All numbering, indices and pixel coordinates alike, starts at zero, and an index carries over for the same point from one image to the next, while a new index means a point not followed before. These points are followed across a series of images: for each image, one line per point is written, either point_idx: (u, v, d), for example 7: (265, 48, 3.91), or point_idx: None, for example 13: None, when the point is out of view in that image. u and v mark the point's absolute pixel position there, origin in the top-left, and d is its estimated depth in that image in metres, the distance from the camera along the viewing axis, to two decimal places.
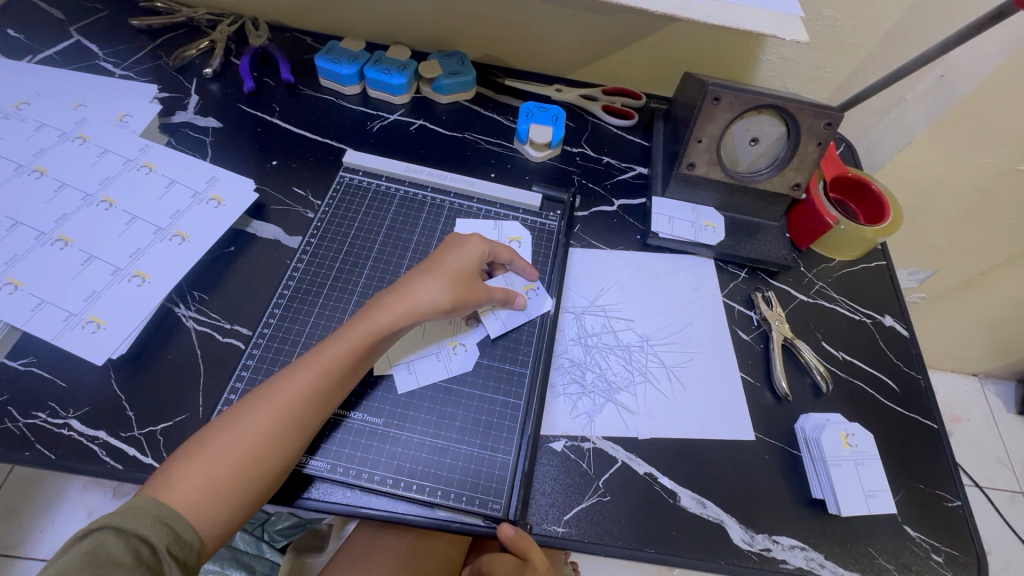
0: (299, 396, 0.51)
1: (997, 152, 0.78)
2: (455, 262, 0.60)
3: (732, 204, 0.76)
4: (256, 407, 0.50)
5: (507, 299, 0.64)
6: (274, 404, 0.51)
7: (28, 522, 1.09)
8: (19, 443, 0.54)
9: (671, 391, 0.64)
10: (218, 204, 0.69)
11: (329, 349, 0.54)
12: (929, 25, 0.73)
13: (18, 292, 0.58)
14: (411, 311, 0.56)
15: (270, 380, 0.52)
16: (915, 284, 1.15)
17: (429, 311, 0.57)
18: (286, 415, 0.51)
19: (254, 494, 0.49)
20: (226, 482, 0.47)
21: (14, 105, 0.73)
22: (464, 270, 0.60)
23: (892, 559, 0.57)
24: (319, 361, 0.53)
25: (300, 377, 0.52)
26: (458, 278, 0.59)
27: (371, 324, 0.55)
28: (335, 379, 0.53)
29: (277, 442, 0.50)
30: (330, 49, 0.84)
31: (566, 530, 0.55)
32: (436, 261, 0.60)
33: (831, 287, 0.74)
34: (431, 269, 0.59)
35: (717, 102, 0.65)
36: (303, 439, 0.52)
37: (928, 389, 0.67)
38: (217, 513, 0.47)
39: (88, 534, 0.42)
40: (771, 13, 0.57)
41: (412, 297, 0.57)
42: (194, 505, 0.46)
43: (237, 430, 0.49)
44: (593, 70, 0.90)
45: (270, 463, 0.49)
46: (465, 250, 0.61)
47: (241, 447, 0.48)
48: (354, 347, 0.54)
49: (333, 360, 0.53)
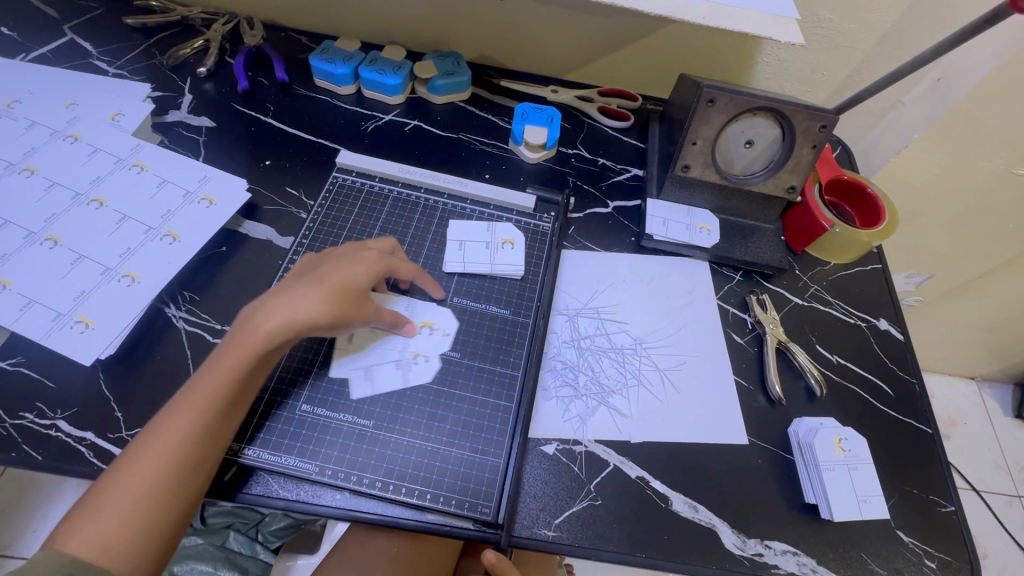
0: (183, 435, 0.48)
1: (993, 155, 0.78)
2: (343, 277, 0.57)
3: (727, 207, 0.75)
4: (139, 454, 0.47)
5: (395, 323, 0.61)
6: (156, 448, 0.47)
7: (20, 523, 1.08)
8: (6, 444, 0.54)
9: (664, 395, 0.64)
10: (210, 204, 0.68)
11: (207, 381, 0.51)
12: (925, 28, 0.72)
13: (6, 292, 0.58)
14: (290, 328, 0.53)
15: (150, 424, 0.49)
16: (912, 286, 1.15)
17: (310, 327, 0.54)
18: (170, 458, 0.47)
19: (158, 544, 0.46)
20: (121, 534, 0.44)
21: (5, 103, 0.72)
22: (349, 284, 0.57)
23: (884, 564, 0.57)
24: (194, 398, 0.50)
25: (178, 416, 0.49)
26: (340, 294, 0.55)
27: (246, 346, 0.52)
28: (217, 410, 0.50)
29: (164, 486, 0.47)
30: (325, 49, 0.84)
31: (556, 534, 0.55)
32: (319, 276, 0.56)
33: (825, 290, 0.74)
34: (313, 283, 0.56)
35: (712, 104, 0.65)
36: (201, 475, 0.49)
37: (922, 393, 0.67)
38: (120, 565, 0.44)
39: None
40: (765, 15, 0.57)
41: (286, 317, 0.53)
42: (92, 562, 0.43)
43: (122, 483, 0.46)
44: (589, 72, 0.89)
45: (165, 510, 0.46)
46: (356, 265, 0.58)
47: (130, 498, 0.45)
48: (232, 373, 0.51)
49: (209, 394, 0.50)
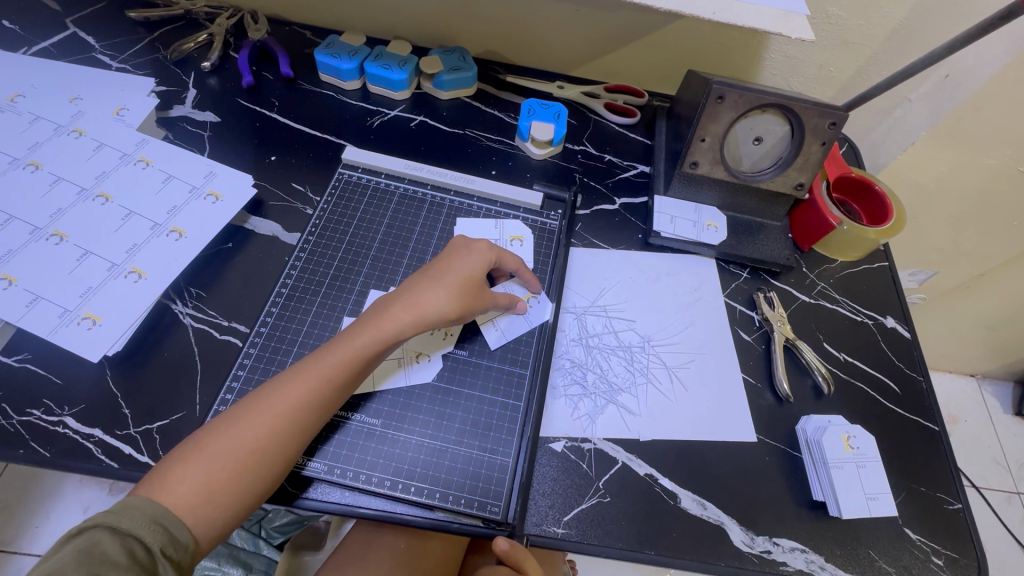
0: (296, 404, 0.51)
1: (1001, 152, 0.78)
2: (465, 271, 0.59)
3: (735, 204, 0.75)
4: (258, 410, 0.50)
5: (511, 304, 0.63)
6: (274, 408, 0.50)
7: (23, 518, 1.08)
8: (14, 441, 0.53)
9: (673, 392, 0.64)
10: (216, 200, 0.68)
11: (332, 351, 0.53)
12: (934, 25, 0.72)
13: (12, 288, 0.58)
14: (416, 318, 0.56)
15: (272, 383, 0.52)
16: (916, 284, 1.15)
17: (434, 321, 0.57)
18: (287, 421, 0.50)
19: (250, 500, 0.48)
20: (225, 485, 0.47)
21: (9, 97, 0.72)
22: (472, 279, 0.59)
23: (892, 562, 0.57)
24: (322, 367, 0.52)
25: (302, 382, 0.51)
26: (465, 288, 0.58)
27: (378, 328, 0.55)
28: (338, 387, 0.53)
29: (278, 446, 0.49)
30: (330, 44, 0.83)
31: (565, 531, 0.55)
32: (443, 268, 0.60)
33: (833, 288, 0.74)
34: (442, 275, 0.59)
35: (721, 101, 0.64)
36: (303, 445, 0.51)
37: (929, 391, 0.67)
38: (213, 512, 0.46)
39: (81, 532, 0.42)
40: (776, 11, 0.56)
41: (419, 304, 0.56)
42: (188, 506, 0.45)
43: (239, 432, 0.48)
44: (595, 68, 0.89)
45: (268, 471, 0.49)
46: (473, 257, 0.61)
47: (238, 450, 0.48)
48: (352, 359, 0.53)
49: (335, 366, 0.53)
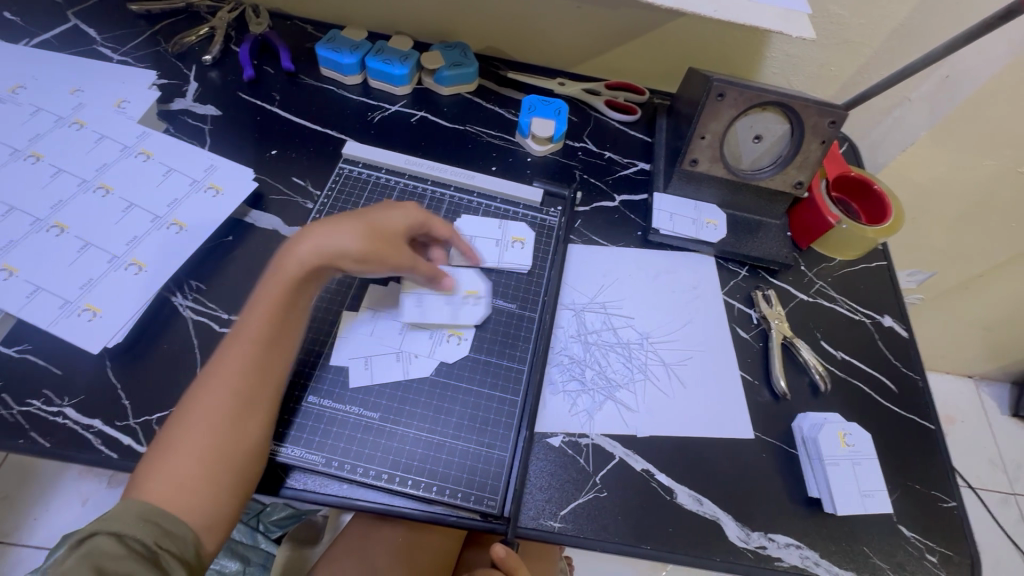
0: (234, 378, 0.51)
1: (1000, 153, 0.78)
2: (381, 219, 0.58)
3: (734, 202, 0.75)
4: (201, 394, 0.50)
5: (434, 275, 0.63)
6: (214, 388, 0.50)
7: (22, 509, 1.09)
8: (14, 431, 0.54)
9: (671, 389, 0.64)
10: (216, 193, 0.68)
11: (252, 318, 0.53)
12: (935, 24, 0.72)
13: (13, 279, 0.58)
14: (323, 256, 0.55)
15: (208, 368, 0.52)
16: (915, 284, 1.15)
17: (344, 258, 0.55)
18: (230, 394, 0.50)
19: (229, 485, 0.48)
20: (194, 472, 0.47)
21: (10, 88, 0.72)
22: (385, 225, 0.58)
23: (886, 559, 0.57)
24: (243, 335, 0.53)
25: (233, 360, 0.51)
26: (372, 225, 0.57)
27: (277, 280, 0.54)
28: (265, 350, 0.53)
29: (230, 420, 0.49)
30: (332, 38, 0.83)
31: (562, 525, 0.55)
32: (359, 212, 0.59)
33: (831, 286, 0.74)
34: (339, 217, 0.58)
35: (721, 98, 0.65)
36: (258, 418, 0.51)
37: (925, 389, 0.68)
38: (197, 502, 0.47)
39: (78, 537, 0.43)
40: (776, 9, 0.57)
41: (322, 248, 0.55)
42: (169, 499, 0.46)
43: (191, 421, 0.49)
44: (596, 65, 0.89)
45: (231, 449, 0.49)
46: (388, 207, 0.61)
47: (196, 435, 0.48)
48: (271, 315, 0.53)
49: (257, 328, 0.53)
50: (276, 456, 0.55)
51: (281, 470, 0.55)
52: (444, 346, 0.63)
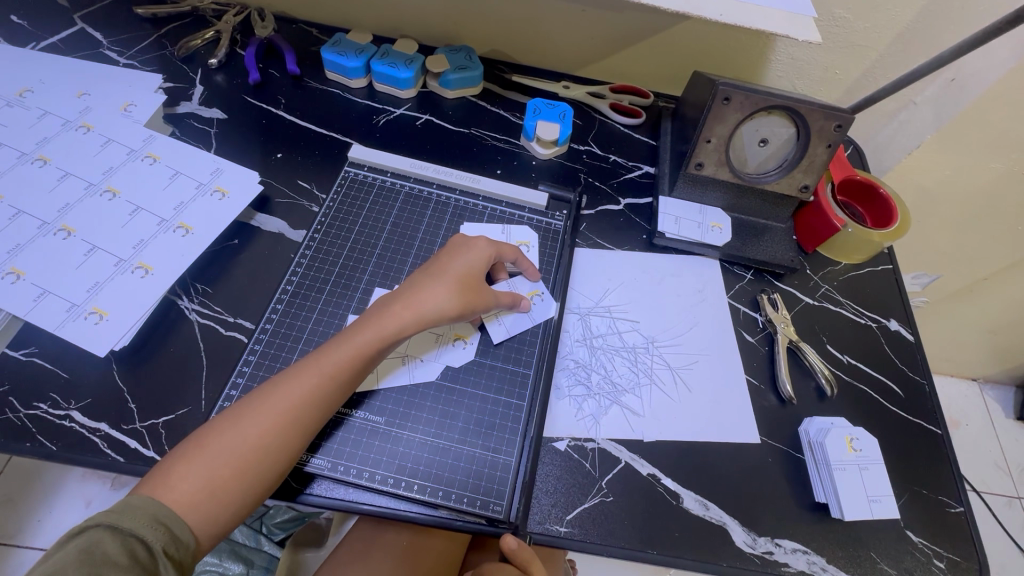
0: (298, 401, 0.51)
1: (1005, 157, 0.78)
2: (466, 269, 0.60)
3: (739, 205, 0.75)
4: (261, 406, 0.50)
5: (514, 303, 0.63)
6: (276, 405, 0.50)
7: (25, 512, 1.09)
8: (21, 434, 0.54)
9: (677, 393, 0.64)
10: (223, 196, 0.68)
11: (332, 351, 0.54)
12: (940, 28, 0.72)
13: (20, 282, 0.58)
14: (420, 319, 0.57)
15: (277, 379, 0.52)
16: (919, 287, 1.15)
17: (435, 317, 0.57)
18: (290, 416, 0.50)
19: (248, 498, 0.48)
20: (226, 483, 0.47)
21: (18, 92, 0.72)
22: (470, 276, 0.60)
23: (894, 564, 0.57)
24: (323, 366, 0.53)
25: (301, 383, 0.52)
26: (465, 284, 0.59)
27: (377, 328, 0.55)
28: (338, 386, 0.53)
29: (279, 441, 0.50)
30: (337, 42, 0.83)
31: (568, 530, 0.55)
32: (443, 265, 0.60)
33: (837, 290, 0.74)
34: (440, 274, 0.59)
35: (727, 102, 0.64)
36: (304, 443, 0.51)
37: (932, 394, 0.67)
38: (217, 511, 0.47)
39: (82, 532, 0.42)
40: (783, 13, 0.57)
41: (421, 304, 0.57)
42: (191, 505, 0.46)
43: (245, 428, 0.49)
44: (601, 68, 0.89)
45: (268, 467, 0.49)
46: (473, 256, 0.62)
47: (241, 446, 0.48)
48: (352, 358, 0.54)
49: (337, 364, 0.53)
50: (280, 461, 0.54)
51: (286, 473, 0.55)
52: (449, 351, 0.63)
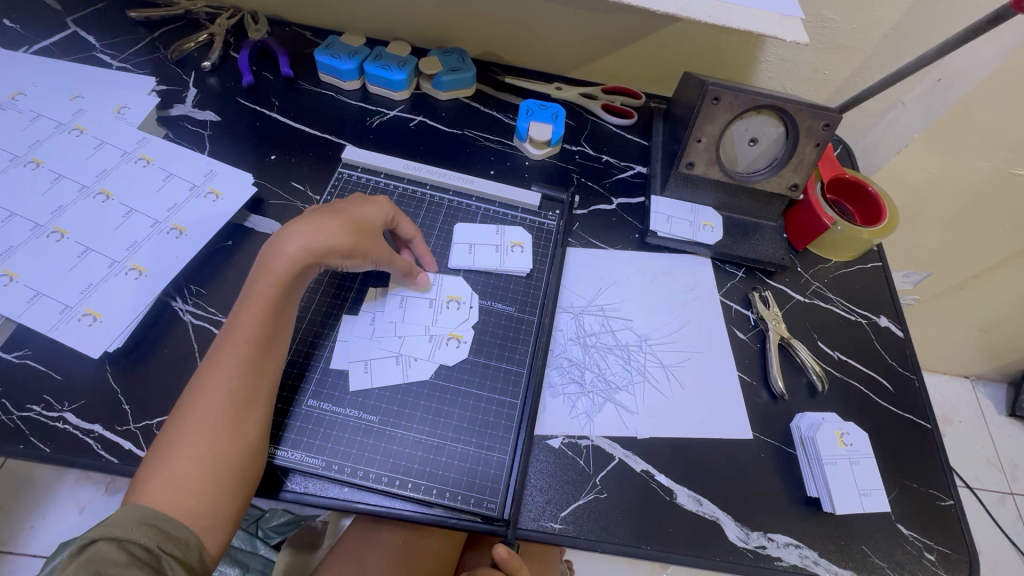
0: (231, 376, 0.51)
1: (992, 155, 0.79)
2: (360, 214, 0.61)
3: (730, 204, 0.76)
4: (200, 394, 0.50)
5: (408, 271, 0.64)
6: (210, 389, 0.50)
7: (19, 517, 1.08)
8: (14, 437, 0.54)
9: (670, 391, 0.64)
10: (216, 198, 0.68)
11: (243, 317, 0.54)
12: (926, 29, 0.73)
13: (13, 284, 0.58)
14: (308, 258, 0.56)
15: (204, 365, 0.53)
16: (910, 286, 1.16)
17: (328, 255, 0.57)
18: (228, 387, 0.51)
19: (232, 485, 0.48)
20: (194, 477, 0.47)
21: (10, 95, 0.72)
22: (366, 220, 0.60)
23: (885, 557, 0.57)
24: (234, 336, 0.53)
25: (225, 358, 0.52)
26: (357, 226, 0.59)
27: (270, 274, 0.55)
28: (259, 346, 0.53)
29: (225, 422, 0.49)
30: (330, 45, 0.84)
31: (562, 527, 0.55)
32: (337, 209, 0.60)
33: (827, 287, 0.75)
34: (332, 214, 0.59)
35: (717, 102, 0.65)
36: (254, 418, 0.51)
37: (922, 389, 0.68)
38: (207, 504, 0.47)
39: (83, 547, 0.42)
40: (771, 14, 0.57)
41: (306, 242, 0.56)
42: (171, 507, 0.46)
43: (189, 421, 0.49)
44: (592, 70, 0.90)
45: (234, 448, 0.49)
46: (361, 200, 0.62)
47: (196, 436, 0.48)
48: (254, 323, 0.54)
49: (250, 327, 0.53)
50: (276, 460, 0.55)
51: (282, 473, 0.55)
52: (442, 349, 0.63)
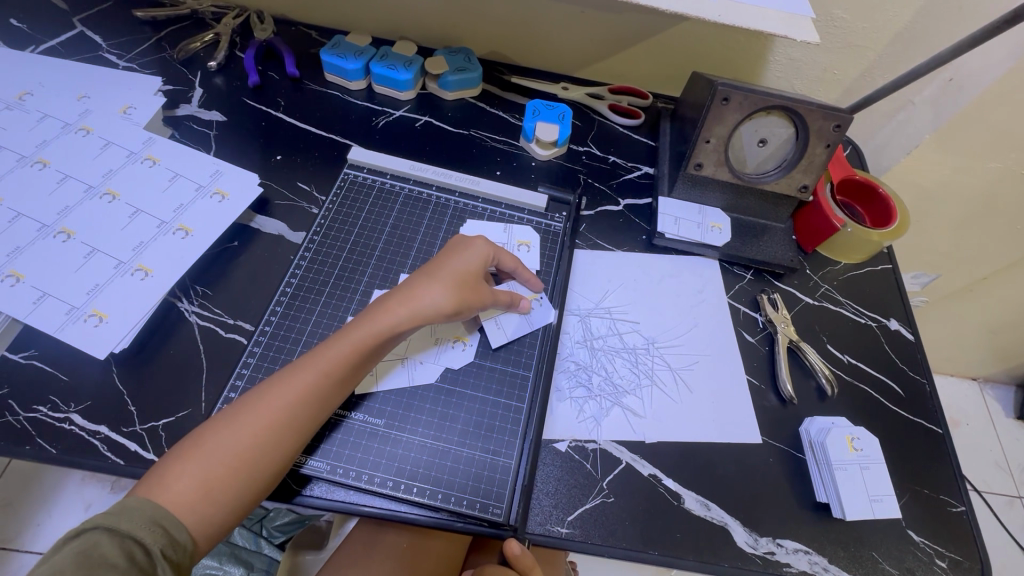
0: (292, 401, 0.51)
1: (1005, 157, 0.78)
2: (461, 266, 0.59)
3: (738, 205, 0.75)
4: (260, 401, 0.50)
5: (512, 302, 0.63)
6: (271, 404, 0.50)
7: (25, 515, 1.09)
8: (20, 438, 0.53)
9: (678, 395, 0.64)
10: (222, 199, 0.68)
11: (330, 348, 0.54)
12: (938, 28, 0.72)
13: (19, 285, 0.58)
14: (412, 316, 0.56)
15: (275, 376, 0.52)
16: (919, 287, 1.15)
17: (432, 315, 0.56)
18: (286, 411, 0.50)
19: (245, 495, 0.48)
20: (220, 483, 0.47)
21: (17, 95, 0.72)
22: (468, 274, 0.59)
23: (895, 564, 0.57)
24: (319, 361, 0.53)
25: (298, 381, 0.51)
26: (461, 282, 0.58)
27: (370, 324, 0.55)
28: (337, 381, 0.53)
29: (269, 442, 0.49)
30: (336, 44, 0.84)
31: (569, 531, 0.55)
32: (441, 264, 0.59)
33: (836, 290, 0.74)
34: (436, 271, 0.59)
35: (726, 102, 0.65)
36: (296, 444, 0.51)
37: (933, 393, 0.67)
38: (218, 508, 0.47)
39: (81, 533, 0.42)
40: (781, 13, 0.57)
41: (416, 301, 0.56)
42: (184, 503, 0.45)
43: (238, 427, 0.49)
44: (599, 69, 0.89)
45: (264, 462, 0.49)
46: (469, 254, 0.61)
47: (242, 443, 0.48)
48: (339, 362, 0.53)
49: (333, 361, 0.53)
50: None
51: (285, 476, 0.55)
52: (448, 352, 0.63)
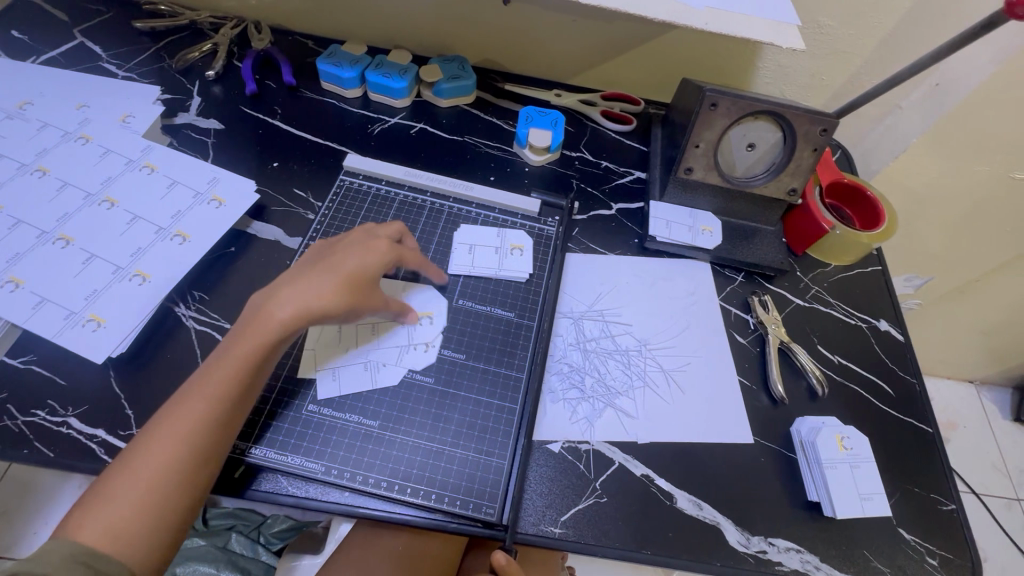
0: (198, 415, 0.49)
1: (991, 159, 0.79)
2: (353, 264, 0.58)
3: (729, 209, 0.76)
4: (167, 422, 0.49)
5: (402, 308, 0.63)
6: (179, 422, 0.49)
7: (24, 523, 1.09)
8: (18, 442, 0.54)
9: (670, 395, 0.64)
10: (219, 205, 0.69)
11: (229, 358, 0.52)
12: (922, 34, 0.74)
13: (18, 291, 0.59)
14: (307, 316, 0.54)
15: (180, 394, 0.51)
16: (912, 289, 1.16)
17: (325, 314, 0.55)
18: (198, 426, 0.49)
19: (172, 517, 0.47)
20: (142, 508, 0.46)
21: (17, 105, 0.73)
22: (360, 273, 0.58)
23: (887, 562, 0.57)
24: (216, 372, 0.51)
25: (200, 395, 0.50)
26: (350, 283, 0.57)
27: (260, 329, 0.53)
28: (238, 389, 0.52)
29: (185, 463, 0.48)
30: (332, 53, 0.85)
31: (563, 531, 0.55)
32: (333, 263, 0.58)
33: (826, 291, 0.75)
34: (323, 270, 0.57)
35: (715, 107, 0.66)
36: (212, 459, 0.49)
37: (922, 392, 0.68)
38: (144, 534, 0.45)
39: (67, 541, 0.42)
40: (766, 22, 0.58)
41: (306, 303, 0.55)
42: (108, 534, 0.44)
43: (152, 452, 0.47)
44: (592, 76, 0.91)
45: (184, 481, 0.47)
46: (367, 253, 0.60)
47: (158, 464, 0.47)
48: (242, 367, 0.52)
49: (233, 370, 0.51)
50: (274, 464, 0.55)
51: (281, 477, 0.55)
52: (411, 355, 0.63)
